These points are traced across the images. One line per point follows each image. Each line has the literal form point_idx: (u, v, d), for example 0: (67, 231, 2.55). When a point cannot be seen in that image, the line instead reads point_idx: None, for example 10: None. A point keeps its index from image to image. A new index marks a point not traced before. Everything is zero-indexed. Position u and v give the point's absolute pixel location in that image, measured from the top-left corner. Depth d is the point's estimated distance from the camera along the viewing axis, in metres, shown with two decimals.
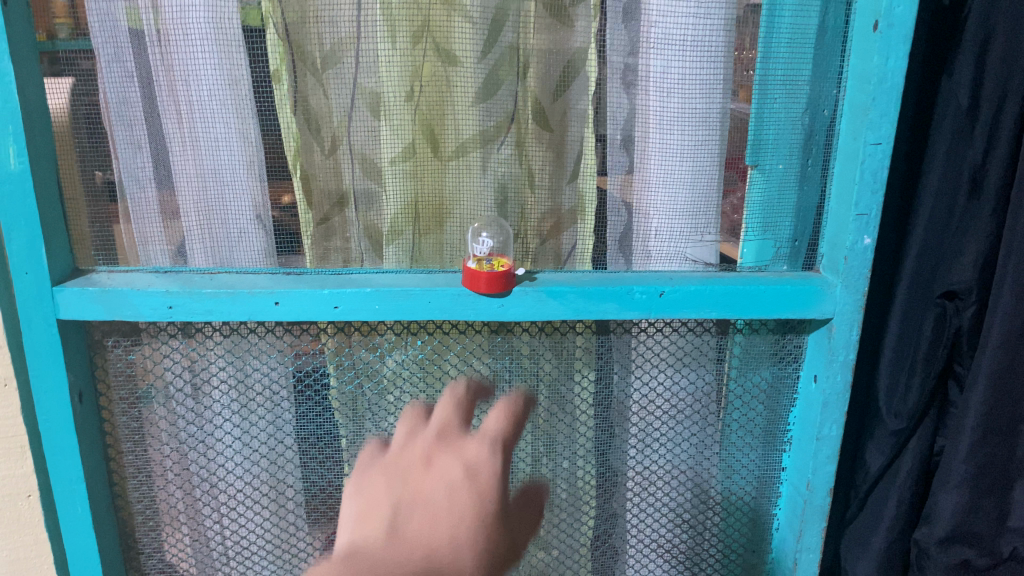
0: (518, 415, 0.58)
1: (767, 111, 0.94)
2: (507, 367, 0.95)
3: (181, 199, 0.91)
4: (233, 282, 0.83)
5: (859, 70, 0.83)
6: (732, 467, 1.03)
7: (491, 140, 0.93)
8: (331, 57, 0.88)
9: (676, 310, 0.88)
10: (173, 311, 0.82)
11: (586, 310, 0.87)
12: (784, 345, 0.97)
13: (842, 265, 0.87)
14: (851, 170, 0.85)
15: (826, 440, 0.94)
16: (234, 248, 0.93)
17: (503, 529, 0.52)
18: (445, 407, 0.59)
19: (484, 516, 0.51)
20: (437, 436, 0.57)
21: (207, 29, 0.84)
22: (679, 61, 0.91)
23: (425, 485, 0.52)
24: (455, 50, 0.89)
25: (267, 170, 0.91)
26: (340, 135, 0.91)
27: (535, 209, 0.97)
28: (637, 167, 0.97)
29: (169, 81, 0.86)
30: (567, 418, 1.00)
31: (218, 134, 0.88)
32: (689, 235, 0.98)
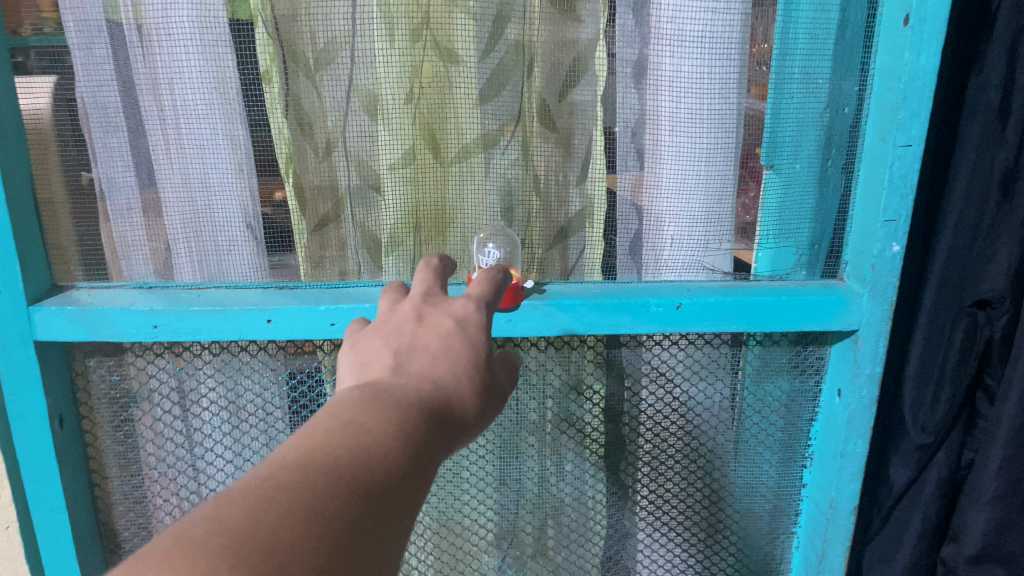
0: (500, 282, 0.59)
1: (784, 111, 0.89)
2: (515, 383, 0.92)
3: (166, 208, 0.85)
4: (223, 299, 0.78)
5: (888, 67, 0.78)
6: (749, 483, 0.98)
7: (496, 143, 0.88)
8: (324, 56, 0.82)
9: (694, 323, 0.83)
10: (158, 331, 0.76)
11: (597, 324, 0.82)
12: (805, 356, 0.92)
13: (869, 274, 0.82)
14: (879, 173, 0.80)
15: (850, 457, 0.90)
16: (223, 260, 0.88)
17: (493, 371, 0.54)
18: (425, 275, 0.59)
19: (478, 355, 0.53)
20: (421, 298, 0.57)
21: (191, 25, 0.78)
22: (692, 58, 0.86)
23: (422, 333, 0.53)
24: (457, 48, 0.83)
25: (257, 175, 0.86)
26: (334, 138, 0.85)
27: (540, 215, 0.92)
28: (648, 169, 0.91)
29: (152, 83, 0.81)
30: (576, 435, 0.96)
31: (205, 138, 0.83)
32: (704, 243, 0.94)
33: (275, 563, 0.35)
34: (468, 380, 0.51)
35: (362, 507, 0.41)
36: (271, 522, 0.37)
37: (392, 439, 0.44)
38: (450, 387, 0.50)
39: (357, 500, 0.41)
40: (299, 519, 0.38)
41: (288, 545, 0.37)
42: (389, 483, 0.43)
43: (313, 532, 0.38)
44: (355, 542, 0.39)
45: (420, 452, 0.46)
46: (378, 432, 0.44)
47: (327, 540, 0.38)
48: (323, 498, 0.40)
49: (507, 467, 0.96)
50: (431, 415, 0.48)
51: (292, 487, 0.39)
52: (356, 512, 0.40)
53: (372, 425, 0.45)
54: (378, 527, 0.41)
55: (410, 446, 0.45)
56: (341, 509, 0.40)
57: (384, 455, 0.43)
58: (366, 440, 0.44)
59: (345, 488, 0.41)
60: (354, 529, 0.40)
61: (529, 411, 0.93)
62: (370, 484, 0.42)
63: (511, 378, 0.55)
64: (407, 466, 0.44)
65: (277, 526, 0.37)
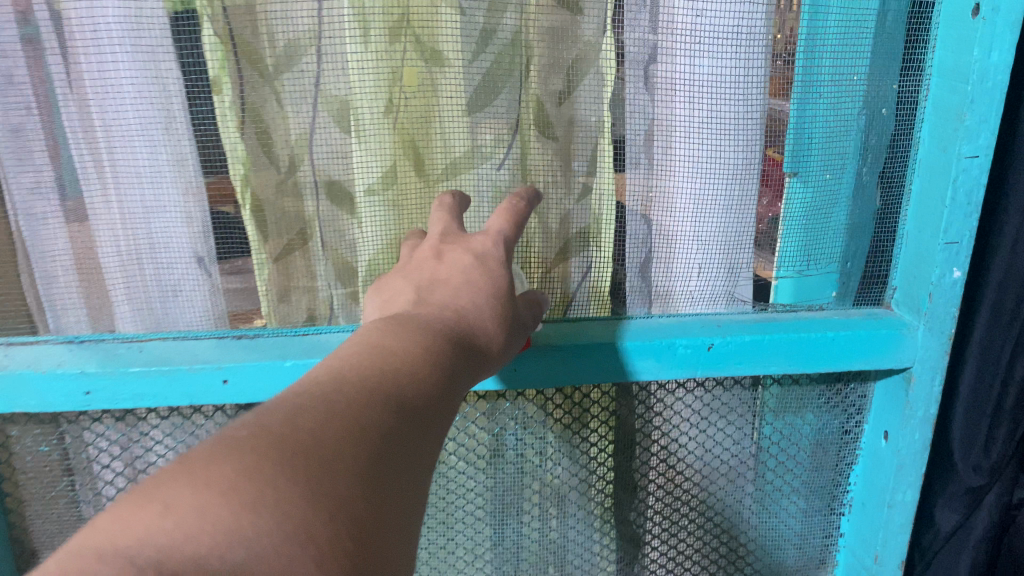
0: (518, 220, 0.63)
1: (812, 117, 0.76)
2: (514, 434, 0.79)
3: (101, 243, 0.72)
4: (170, 353, 0.65)
5: (951, 64, 0.67)
6: (774, 530, 0.87)
7: (487, 157, 0.75)
8: (285, 62, 0.69)
9: (726, 365, 0.71)
10: (92, 398, 0.64)
11: (620, 370, 0.71)
12: (844, 394, 0.81)
13: (925, 304, 0.71)
14: (939, 188, 0.69)
15: (898, 508, 0.79)
16: (171, 301, 0.75)
17: (512, 307, 0.58)
18: (440, 214, 0.64)
19: (499, 291, 0.57)
20: (440, 237, 0.61)
21: (123, 23, 0.65)
22: (714, 56, 0.74)
23: (443, 270, 0.57)
24: (443, 49, 0.71)
25: (208, 200, 0.72)
26: (299, 154, 0.72)
27: (540, 239, 0.79)
28: (660, 186, 0.79)
29: (79, 94, 0.67)
30: (582, 491, 0.83)
31: (145, 157, 0.69)
32: (729, 270, 0.82)
33: (322, 462, 0.36)
34: (490, 311, 0.55)
35: (395, 419, 0.41)
36: (311, 428, 0.37)
37: (416, 366, 0.46)
38: (473, 317, 0.54)
39: (391, 415, 0.41)
40: (340, 428, 0.38)
41: (331, 446, 0.37)
42: (418, 403, 0.44)
43: (355, 440, 0.38)
44: (393, 452, 0.40)
45: (446, 377, 0.47)
46: (404, 354, 0.47)
47: (365, 448, 0.38)
48: (359, 417, 0.39)
49: (505, 530, 0.84)
50: (451, 345, 0.50)
51: (331, 402, 0.40)
52: (390, 424, 0.41)
53: (397, 352, 0.46)
54: (411, 441, 0.41)
55: (435, 371, 0.46)
56: (377, 421, 0.40)
57: (411, 378, 0.45)
58: (392, 364, 0.45)
59: (378, 403, 0.41)
60: (391, 441, 0.40)
61: (530, 466, 0.81)
62: (399, 403, 0.42)
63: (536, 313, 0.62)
64: (432, 391, 0.45)
65: (317, 432, 0.37)
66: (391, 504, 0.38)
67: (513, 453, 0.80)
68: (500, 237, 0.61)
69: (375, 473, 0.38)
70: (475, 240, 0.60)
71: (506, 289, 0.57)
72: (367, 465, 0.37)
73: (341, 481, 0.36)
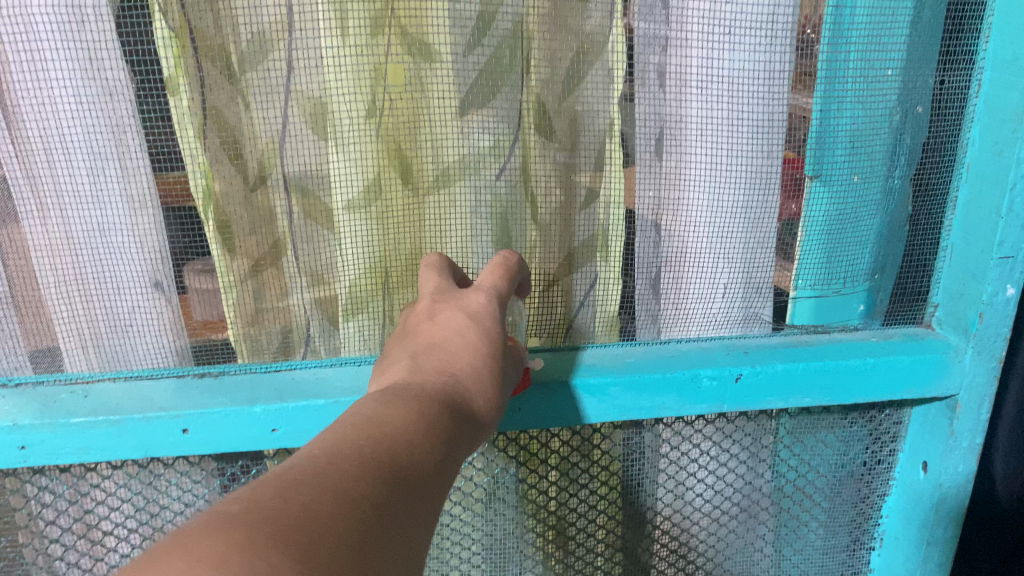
0: (512, 267, 0.56)
1: (839, 117, 0.68)
2: (514, 475, 0.71)
3: (39, 270, 0.62)
4: (120, 400, 0.56)
5: (1005, 56, 0.60)
6: (798, 568, 0.80)
7: (483, 166, 0.67)
8: (252, 57, 0.60)
9: (757, 400, 0.64)
10: (28, 454, 0.55)
11: (635, 408, 0.63)
12: (879, 422, 0.74)
13: (975, 326, 0.64)
14: (992, 196, 0.62)
15: (936, 546, 0.72)
16: (123, 329, 0.66)
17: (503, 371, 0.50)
18: (427, 274, 0.56)
19: (494, 355, 0.49)
20: (432, 294, 0.54)
21: (59, 14, 0.56)
22: (737, 47, 0.65)
23: (436, 335, 0.50)
24: (434, 44, 0.62)
25: (164, 215, 0.63)
26: (268, 161, 0.64)
27: (540, 249, 0.71)
28: (672, 196, 0.71)
29: (7, 98, 0.57)
30: (587, 534, 0.75)
31: (91, 168, 0.60)
32: (748, 289, 0.74)
33: (311, 539, 0.29)
34: (484, 376, 0.48)
35: (391, 494, 0.34)
36: (297, 503, 0.31)
37: (417, 434, 0.39)
38: (466, 382, 0.46)
39: (387, 490, 0.34)
40: (330, 499, 0.31)
41: (322, 521, 0.30)
42: (418, 476, 0.37)
43: (348, 514, 0.31)
44: (391, 533, 0.33)
45: (446, 446, 0.40)
46: (402, 424, 0.39)
47: (362, 521, 0.31)
48: (351, 490, 0.33)
49: None
50: (449, 409, 0.43)
51: (318, 471, 0.33)
52: (387, 501, 0.34)
53: (393, 417, 0.40)
54: (412, 520, 0.35)
55: (433, 447, 0.39)
56: (372, 497, 0.33)
57: (410, 448, 0.38)
58: (388, 432, 0.38)
59: (372, 474, 0.34)
60: (389, 518, 0.33)
61: (533, 508, 0.72)
62: (394, 476, 0.35)
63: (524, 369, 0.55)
64: (435, 466, 0.38)
65: (304, 500, 0.31)
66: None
67: (514, 496, 0.71)
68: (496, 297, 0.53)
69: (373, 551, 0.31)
70: (476, 300, 0.52)
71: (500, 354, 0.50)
72: (364, 543, 0.31)
73: (335, 554, 0.29)
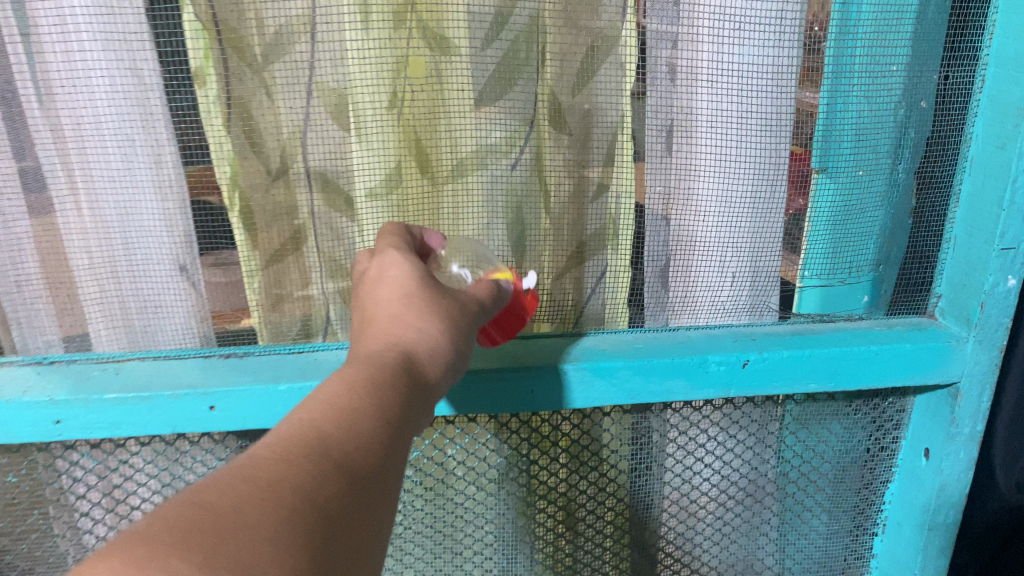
0: (386, 229, 0.57)
1: (845, 111, 0.70)
2: (527, 457, 0.73)
3: (72, 255, 0.65)
4: (148, 378, 0.59)
5: (1010, 52, 0.61)
6: (802, 552, 0.82)
7: (499, 157, 0.69)
8: (275, 50, 0.62)
9: (762, 384, 0.65)
10: (62, 427, 0.57)
11: (642, 390, 0.64)
12: (883, 410, 0.75)
13: (976, 315, 0.66)
14: (993, 190, 0.63)
15: (938, 530, 0.74)
16: (150, 314, 0.68)
17: (448, 302, 0.49)
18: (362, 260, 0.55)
19: (422, 295, 0.48)
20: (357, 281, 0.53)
21: (92, 7, 0.58)
22: (746, 42, 0.67)
23: (365, 302, 0.49)
24: (452, 37, 0.64)
25: (190, 202, 0.65)
26: (291, 151, 0.66)
27: (552, 240, 0.73)
28: (684, 186, 0.73)
29: (42, 88, 0.60)
30: (598, 513, 0.77)
31: (121, 157, 0.62)
32: (754, 276, 0.76)
33: (220, 537, 0.30)
34: (412, 324, 0.46)
35: (329, 474, 0.35)
36: (211, 501, 0.31)
37: (358, 402, 0.39)
38: (395, 333, 0.45)
39: (314, 469, 0.34)
40: (250, 492, 0.32)
41: (235, 517, 0.31)
42: (359, 445, 0.37)
43: (268, 503, 0.32)
44: (328, 511, 0.33)
45: (399, 403, 0.41)
46: (345, 392, 0.39)
47: (286, 506, 0.32)
48: (278, 479, 0.33)
49: (516, 557, 0.78)
50: (399, 362, 0.43)
51: (241, 467, 0.34)
52: (315, 480, 0.34)
53: (335, 388, 0.40)
54: (356, 495, 0.35)
55: (377, 408, 0.39)
56: (297, 479, 0.34)
57: (349, 420, 0.38)
58: (330, 407, 0.38)
59: (303, 460, 0.35)
60: (319, 495, 0.33)
61: (546, 489, 0.75)
62: (333, 455, 0.36)
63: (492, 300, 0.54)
64: (384, 436, 0.38)
65: (221, 499, 0.31)
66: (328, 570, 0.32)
67: (528, 478, 0.74)
68: (409, 258, 0.51)
69: (301, 532, 0.31)
70: (389, 274, 0.50)
71: (431, 297, 0.49)
72: (288, 527, 0.31)
73: (248, 546, 0.30)
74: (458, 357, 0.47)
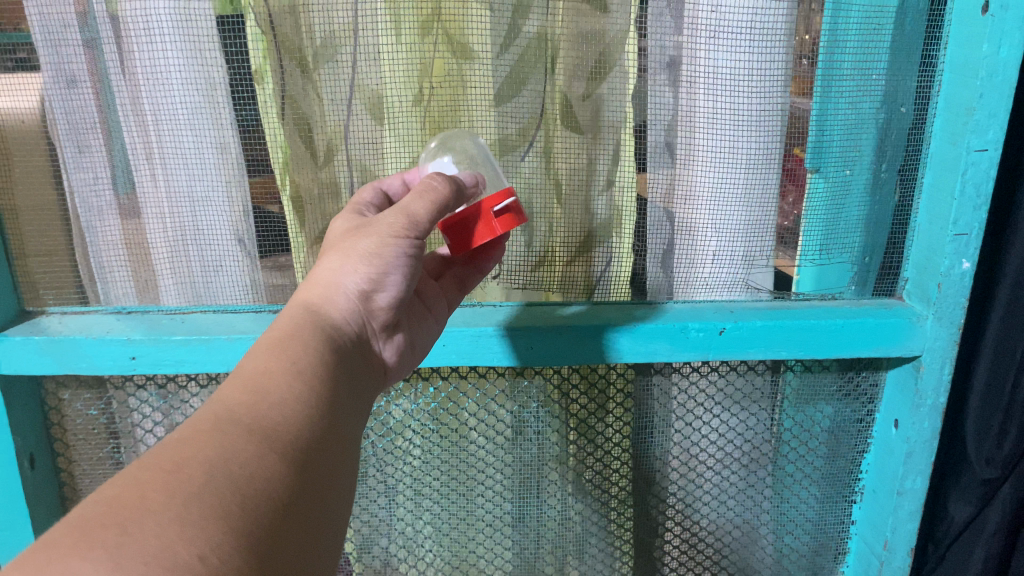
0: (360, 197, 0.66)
1: (832, 112, 0.78)
2: (534, 413, 0.83)
3: (148, 225, 0.78)
4: (206, 326, 0.72)
5: (962, 61, 0.69)
6: (788, 514, 0.89)
7: (514, 148, 0.79)
8: (324, 52, 0.73)
9: (738, 350, 0.75)
10: (136, 363, 0.70)
11: (632, 351, 0.75)
12: (856, 382, 0.84)
13: (935, 294, 0.74)
14: (949, 181, 0.72)
15: (908, 495, 0.81)
16: (211, 279, 0.80)
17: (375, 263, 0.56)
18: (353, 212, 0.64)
19: (349, 256, 0.55)
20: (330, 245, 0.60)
21: (172, 18, 0.70)
22: (732, 49, 0.76)
23: (307, 282, 0.56)
24: (472, 43, 0.74)
25: (248, 180, 0.77)
26: (336, 143, 0.77)
27: (563, 226, 0.82)
28: (682, 175, 0.81)
29: (130, 84, 0.73)
30: (602, 468, 0.86)
31: (191, 144, 0.74)
32: (748, 258, 0.83)
33: (122, 524, 0.34)
34: (319, 284, 0.55)
35: (243, 443, 0.41)
36: (111, 499, 0.36)
37: (270, 370, 0.46)
38: (302, 297, 0.55)
39: (215, 448, 0.40)
40: (157, 479, 0.37)
41: (137, 508, 0.35)
42: (274, 422, 0.43)
43: (174, 485, 0.37)
44: (242, 476, 0.39)
45: (311, 389, 0.47)
46: (261, 380, 0.45)
47: (195, 482, 0.37)
48: (190, 457, 0.39)
49: (526, 505, 0.87)
50: (317, 349, 0.50)
51: (154, 455, 0.39)
52: (218, 454, 0.40)
53: (258, 375, 0.46)
54: (273, 457, 0.41)
55: (287, 390, 0.46)
56: (205, 458, 0.39)
57: (269, 402, 0.44)
58: (246, 391, 0.45)
59: (217, 435, 0.41)
60: (223, 467, 0.39)
61: (550, 444, 0.84)
62: (245, 426, 0.42)
63: (431, 212, 0.57)
64: (296, 412, 0.45)
65: (126, 492, 0.36)
66: (246, 529, 0.37)
67: (534, 432, 0.84)
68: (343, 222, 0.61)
69: (213, 500, 0.37)
70: (333, 236, 0.60)
71: (349, 247, 0.56)
72: (198, 502, 0.36)
73: (155, 528, 0.34)
74: (368, 282, 0.56)
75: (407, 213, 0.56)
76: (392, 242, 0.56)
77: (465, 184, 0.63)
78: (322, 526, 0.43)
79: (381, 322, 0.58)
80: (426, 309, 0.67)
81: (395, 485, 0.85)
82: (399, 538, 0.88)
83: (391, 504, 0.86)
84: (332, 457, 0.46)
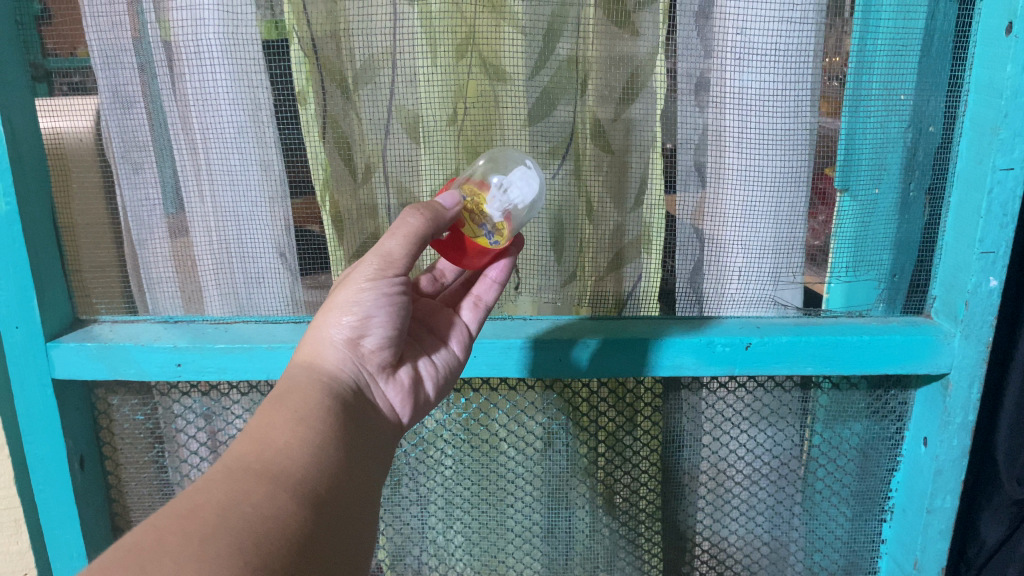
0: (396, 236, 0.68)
1: (861, 132, 0.79)
2: (563, 425, 0.85)
3: (195, 239, 0.81)
4: (248, 336, 0.75)
5: (987, 81, 0.71)
6: (818, 531, 0.89)
7: (544, 166, 0.81)
8: (364, 74, 0.76)
9: (763, 365, 0.77)
10: (181, 369, 0.74)
11: (657, 365, 0.77)
12: (885, 401, 0.84)
13: (962, 312, 0.75)
14: (974, 200, 0.73)
15: (937, 514, 0.81)
16: (254, 291, 0.83)
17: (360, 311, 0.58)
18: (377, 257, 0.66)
19: (336, 309, 0.58)
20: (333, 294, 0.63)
21: (219, 42, 0.74)
22: (759, 72, 0.77)
23: (302, 343, 0.59)
24: (505, 65, 0.77)
25: (290, 196, 0.80)
26: (374, 161, 0.80)
27: (594, 243, 0.84)
28: (711, 196, 0.82)
29: (181, 104, 0.76)
30: (632, 480, 0.87)
31: (236, 162, 0.78)
32: (777, 276, 0.84)
33: (144, 563, 0.36)
34: (309, 344, 0.59)
35: (256, 485, 0.43)
36: (129, 543, 0.38)
37: (274, 420, 0.49)
38: (302, 356, 0.58)
39: (226, 491, 0.42)
40: (174, 523, 0.39)
41: (157, 549, 0.37)
42: (289, 467, 0.46)
43: (191, 527, 0.39)
44: (254, 515, 0.41)
45: (320, 437, 0.49)
46: (272, 430, 0.48)
47: (209, 524, 0.40)
48: (204, 502, 0.41)
49: (556, 517, 0.88)
50: (324, 403, 0.53)
51: (171, 505, 0.41)
52: (231, 498, 0.42)
53: (269, 427, 0.48)
54: (286, 496, 0.44)
55: (296, 435, 0.48)
56: (219, 501, 0.41)
57: (282, 444, 0.47)
58: (256, 438, 0.47)
59: (229, 481, 0.43)
60: (237, 509, 0.41)
61: (580, 456, 0.86)
62: (255, 470, 0.44)
63: (406, 249, 0.58)
64: (305, 457, 0.47)
65: (144, 536, 0.38)
66: (264, 564, 0.39)
67: (563, 444, 0.85)
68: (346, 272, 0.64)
69: (229, 539, 0.39)
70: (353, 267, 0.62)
71: (334, 300, 0.59)
72: (215, 543, 0.39)
73: (174, 567, 0.36)
74: (356, 325, 0.59)
75: (380, 255, 0.59)
76: (369, 287, 0.58)
77: (446, 210, 0.61)
78: (339, 557, 0.45)
79: (382, 360, 0.61)
80: (434, 335, 0.69)
81: (426, 494, 0.87)
82: (430, 547, 0.90)
83: (423, 513, 0.88)
84: (344, 494, 0.48)
